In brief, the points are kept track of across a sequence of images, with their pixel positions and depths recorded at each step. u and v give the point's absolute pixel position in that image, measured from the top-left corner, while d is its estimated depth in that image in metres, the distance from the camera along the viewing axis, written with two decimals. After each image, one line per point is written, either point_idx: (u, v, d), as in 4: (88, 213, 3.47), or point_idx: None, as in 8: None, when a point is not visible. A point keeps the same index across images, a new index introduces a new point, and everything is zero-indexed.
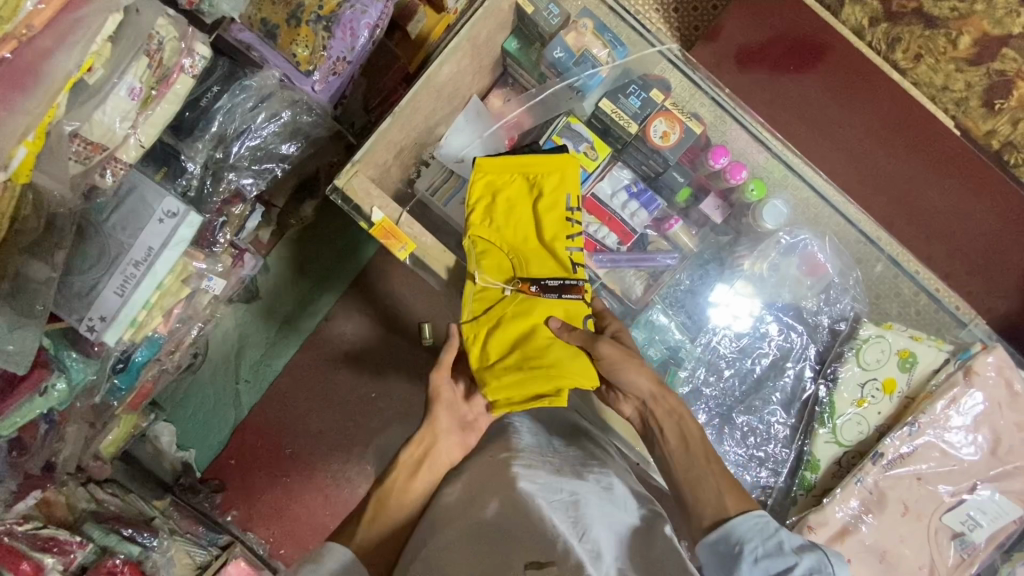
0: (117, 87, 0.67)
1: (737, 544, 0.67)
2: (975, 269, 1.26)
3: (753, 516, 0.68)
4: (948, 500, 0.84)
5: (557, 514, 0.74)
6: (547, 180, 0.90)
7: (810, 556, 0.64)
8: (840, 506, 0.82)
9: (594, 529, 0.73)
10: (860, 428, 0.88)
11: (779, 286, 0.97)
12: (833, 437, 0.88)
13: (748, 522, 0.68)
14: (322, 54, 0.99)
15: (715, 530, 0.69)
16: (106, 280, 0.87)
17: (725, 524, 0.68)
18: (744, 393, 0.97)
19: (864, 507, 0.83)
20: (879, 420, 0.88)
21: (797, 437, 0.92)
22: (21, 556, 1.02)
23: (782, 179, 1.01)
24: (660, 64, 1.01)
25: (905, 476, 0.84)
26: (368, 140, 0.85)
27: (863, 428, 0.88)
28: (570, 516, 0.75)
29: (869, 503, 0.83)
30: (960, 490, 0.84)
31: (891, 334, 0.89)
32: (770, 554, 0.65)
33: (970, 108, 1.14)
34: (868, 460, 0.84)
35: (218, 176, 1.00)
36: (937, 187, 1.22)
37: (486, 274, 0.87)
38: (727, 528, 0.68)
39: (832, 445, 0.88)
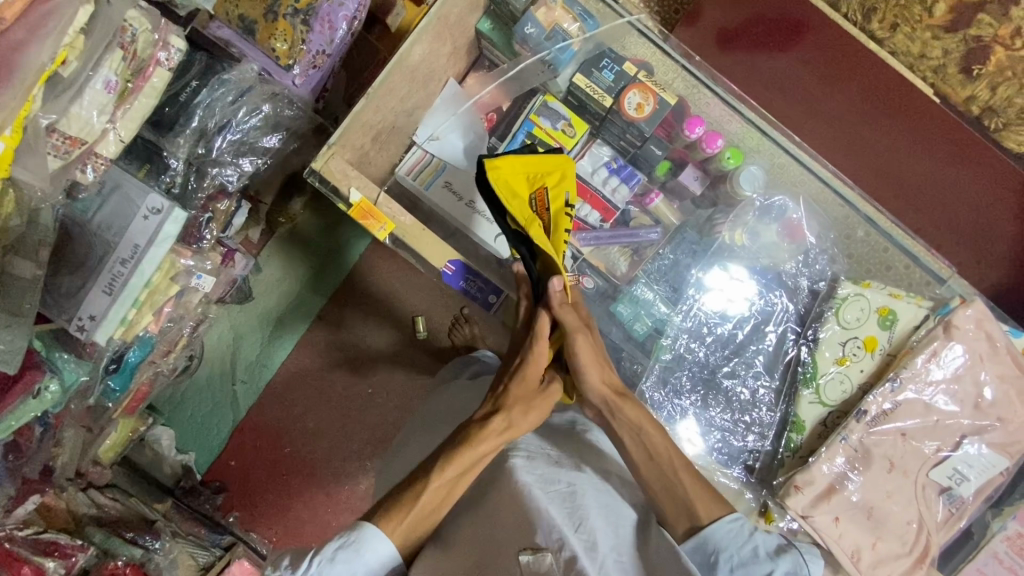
0: (93, 80, 0.68)
1: (712, 551, 0.70)
2: (964, 238, 1.26)
3: (726, 524, 0.72)
4: (934, 456, 0.85)
5: (553, 506, 0.73)
6: (554, 177, 0.84)
7: (785, 560, 0.67)
8: (827, 464, 0.83)
9: (591, 519, 0.72)
10: (844, 387, 0.88)
11: (763, 255, 0.97)
12: (817, 398, 0.88)
13: (722, 529, 0.71)
14: (302, 47, 1.00)
15: (690, 540, 0.72)
16: (94, 279, 0.88)
17: (701, 534, 0.71)
18: (726, 357, 0.96)
19: (850, 463, 0.83)
20: (862, 377, 0.88)
21: (782, 400, 0.92)
22: (23, 558, 1.04)
23: (757, 144, 1.02)
24: (630, 35, 1.01)
25: (890, 433, 0.85)
26: (343, 123, 0.86)
27: (847, 387, 0.88)
28: (567, 506, 0.73)
29: (856, 460, 0.84)
30: (945, 445, 0.86)
31: (871, 291, 0.89)
32: (745, 563, 0.68)
33: (948, 75, 1.14)
34: (852, 418, 0.84)
35: (202, 172, 0.99)
36: (923, 158, 1.23)
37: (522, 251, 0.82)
38: (703, 536, 0.71)
39: (817, 405, 0.88)
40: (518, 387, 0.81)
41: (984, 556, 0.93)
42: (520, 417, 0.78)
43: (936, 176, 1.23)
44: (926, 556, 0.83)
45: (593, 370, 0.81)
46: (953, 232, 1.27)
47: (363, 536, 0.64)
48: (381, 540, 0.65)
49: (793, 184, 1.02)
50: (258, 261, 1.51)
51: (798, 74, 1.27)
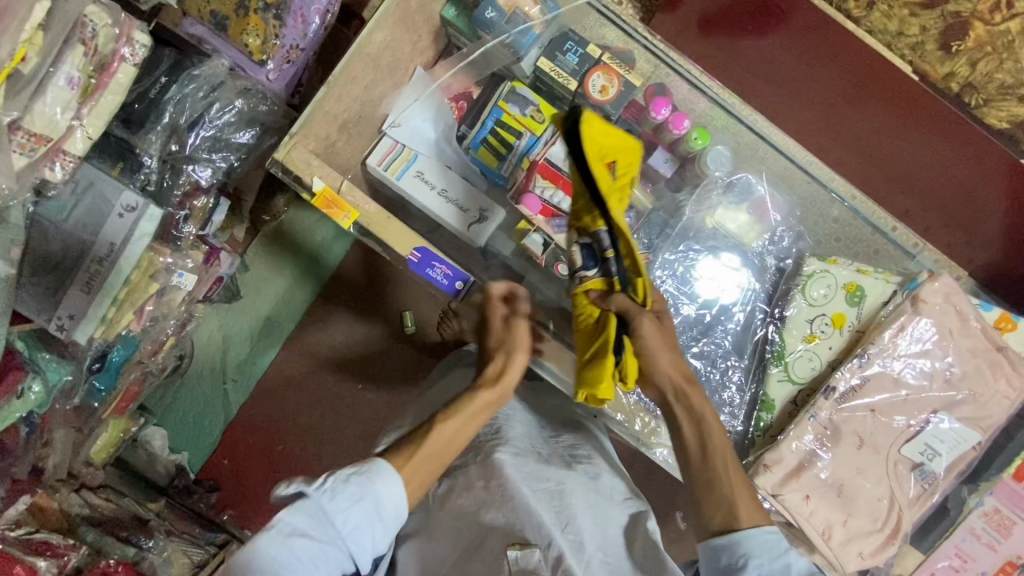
0: (55, 76, 0.68)
1: (741, 556, 0.65)
2: (951, 220, 1.27)
3: (766, 534, 0.66)
4: (906, 431, 0.85)
5: (541, 504, 0.75)
6: (623, 155, 0.83)
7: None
8: (797, 442, 0.83)
9: (577, 519, 0.75)
10: (813, 364, 0.88)
11: (736, 235, 0.97)
12: (786, 376, 0.88)
13: (760, 537, 0.66)
14: (276, 42, 1.01)
15: (719, 538, 0.67)
16: (72, 278, 0.88)
17: (733, 536, 0.66)
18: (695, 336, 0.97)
19: (819, 441, 0.83)
20: (831, 354, 0.88)
21: (753, 381, 0.92)
22: (13, 558, 1.03)
23: (724, 123, 1.03)
24: (590, 16, 1.02)
25: (860, 410, 0.84)
26: (305, 111, 0.86)
27: (816, 364, 0.88)
28: (554, 506, 0.76)
29: (825, 437, 0.84)
30: (916, 422, 0.86)
31: (836, 268, 0.90)
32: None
33: (927, 51, 1.13)
34: (820, 396, 0.84)
35: (176, 169, 0.99)
36: (907, 143, 1.21)
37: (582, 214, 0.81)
38: (733, 541, 0.66)
39: (786, 384, 0.88)
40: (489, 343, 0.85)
41: (962, 533, 0.93)
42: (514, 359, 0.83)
43: (925, 157, 1.21)
44: (898, 531, 0.84)
45: (662, 353, 0.77)
46: (940, 215, 1.28)
47: (374, 472, 0.64)
48: (389, 477, 0.64)
49: (758, 162, 1.03)
50: (244, 259, 1.53)
51: (780, 58, 1.25)
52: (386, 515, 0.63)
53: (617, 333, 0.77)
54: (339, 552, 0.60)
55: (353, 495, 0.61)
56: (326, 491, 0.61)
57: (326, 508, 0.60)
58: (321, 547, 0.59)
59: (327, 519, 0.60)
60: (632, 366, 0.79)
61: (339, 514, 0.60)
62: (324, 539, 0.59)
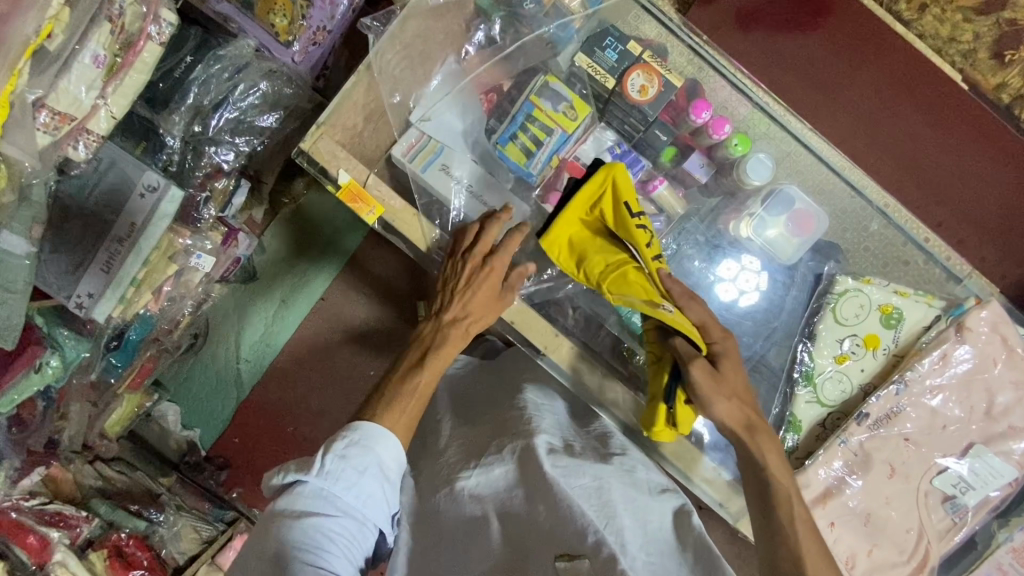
0: (81, 54, 0.67)
1: None
2: (990, 233, 1.21)
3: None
4: (938, 463, 0.83)
5: (581, 501, 0.76)
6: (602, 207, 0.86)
7: None
8: (824, 468, 0.81)
9: (617, 517, 0.75)
10: (842, 387, 0.86)
11: (771, 247, 0.94)
12: (814, 397, 0.87)
13: None
14: (302, 23, 1.02)
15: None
16: (92, 256, 0.88)
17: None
18: None
19: (848, 468, 0.82)
20: (862, 377, 0.87)
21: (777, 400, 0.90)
22: (26, 528, 1.06)
23: (765, 130, 1.00)
24: (633, 12, 1.00)
25: (892, 437, 0.83)
26: (332, 102, 0.86)
27: (846, 387, 0.87)
28: (595, 503, 0.76)
29: (855, 464, 0.82)
30: (950, 453, 0.84)
31: (871, 288, 0.88)
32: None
33: (977, 60, 1.10)
34: (853, 420, 0.83)
35: (198, 150, 0.97)
36: (944, 150, 1.19)
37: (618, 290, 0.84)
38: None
39: (814, 405, 0.87)
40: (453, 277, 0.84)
41: (987, 567, 0.91)
42: (468, 301, 0.83)
43: (963, 165, 1.19)
44: (923, 565, 0.82)
45: (717, 398, 0.75)
46: (976, 228, 1.21)
47: (367, 432, 0.70)
48: (388, 437, 0.71)
49: (800, 172, 1.00)
50: (261, 240, 1.52)
51: (821, 58, 1.20)
52: (389, 474, 0.71)
53: (672, 382, 0.80)
54: (358, 515, 0.68)
55: (360, 457, 0.69)
56: (330, 466, 0.67)
57: (333, 482, 0.67)
58: (343, 514, 0.67)
59: (331, 496, 0.66)
60: (684, 416, 0.81)
61: (350, 478, 0.67)
62: (343, 504, 0.67)
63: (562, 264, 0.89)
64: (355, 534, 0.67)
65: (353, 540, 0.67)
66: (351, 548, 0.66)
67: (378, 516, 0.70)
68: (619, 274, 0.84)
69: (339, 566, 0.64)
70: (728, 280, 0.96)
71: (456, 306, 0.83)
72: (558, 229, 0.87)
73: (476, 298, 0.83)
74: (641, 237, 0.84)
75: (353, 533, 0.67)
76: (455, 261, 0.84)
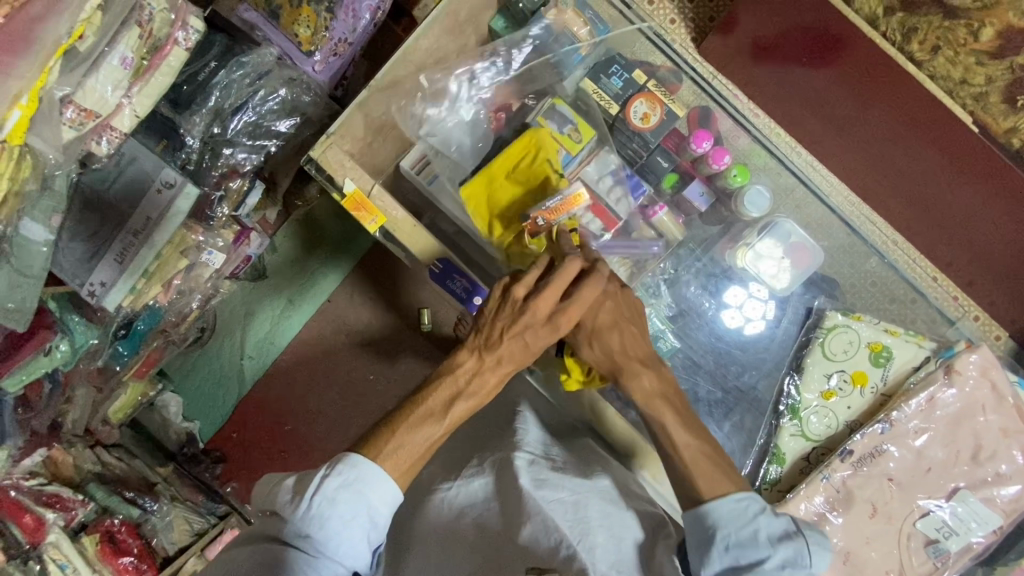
0: (110, 56, 0.70)
1: (711, 527, 0.70)
2: (996, 274, 1.24)
3: (730, 502, 0.71)
4: (922, 506, 0.82)
5: (557, 514, 0.77)
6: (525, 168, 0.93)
7: (786, 548, 0.69)
8: (805, 503, 0.81)
9: (592, 534, 0.76)
10: (828, 423, 0.86)
11: (765, 277, 0.97)
12: (800, 431, 0.87)
13: (727, 507, 0.71)
14: (325, 34, 1.04)
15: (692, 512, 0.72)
16: (108, 247, 0.91)
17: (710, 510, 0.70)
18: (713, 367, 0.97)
19: (830, 505, 0.81)
20: (849, 414, 0.86)
21: (764, 430, 0.90)
22: (23, 507, 1.12)
23: (764, 162, 1.02)
24: (637, 41, 1.05)
25: (876, 476, 0.82)
26: (344, 111, 0.88)
27: (831, 423, 0.86)
28: (569, 517, 0.77)
29: (837, 501, 0.81)
30: (935, 495, 0.83)
31: (861, 325, 0.89)
32: (743, 543, 0.69)
33: (990, 104, 1.02)
34: (836, 457, 0.82)
35: (216, 151, 1.01)
36: (955, 193, 1.17)
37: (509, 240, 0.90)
38: (702, 512, 0.71)
39: (798, 439, 0.86)
40: (506, 314, 0.74)
41: None
42: (519, 347, 0.74)
43: (973, 211, 1.17)
44: None
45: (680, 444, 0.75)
46: (986, 268, 1.26)
47: (362, 474, 0.66)
48: (384, 481, 0.67)
49: (800, 207, 1.02)
50: (273, 240, 1.54)
51: (832, 91, 1.21)
52: (377, 519, 0.67)
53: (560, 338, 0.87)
54: (338, 561, 0.65)
55: (348, 500, 0.65)
56: (316, 508, 0.65)
57: (315, 522, 0.64)
58: (320, 554, 0.64)
59: (313, 537, 0.64)
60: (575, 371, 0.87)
61: (333, 520, 0.65)
62: (323, 544, 0.64)
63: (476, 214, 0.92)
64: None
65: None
66: None
67: (359, 560, 0.67)
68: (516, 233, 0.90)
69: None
70: (734, 308, 0.98)
71: (503, 351, 0.74)
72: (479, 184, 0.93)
73: (526, 349, 0.75)
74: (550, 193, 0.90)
75: None
76: (514, 299, 0.75)
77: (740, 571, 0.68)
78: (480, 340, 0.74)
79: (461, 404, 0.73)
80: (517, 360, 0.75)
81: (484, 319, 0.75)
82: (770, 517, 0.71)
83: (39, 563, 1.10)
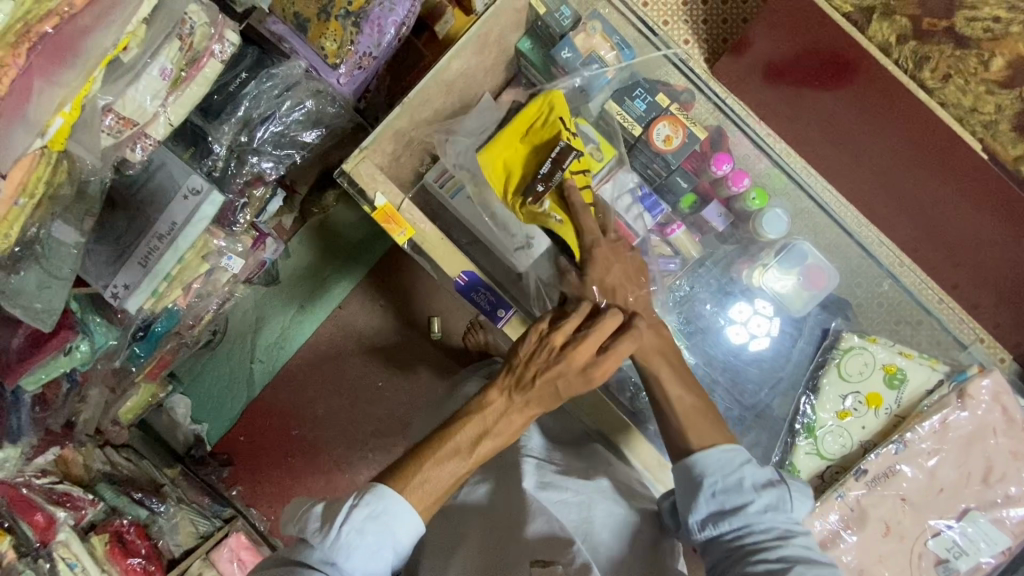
0: (150, 67, 0.72)
1: (698, 474, 0.75)
2: (1002, 298, 1.26)
3: (719, 452, 0.75)
4: (933, 525, 0.83)
5: (558, 511, 0.83)
6: (540, 129, 0.94)
7: (769, 495, 0.72)
8: (820, 521, 0.82)
9: (595, 533, 0.82)
10: (842, 442, 0.88)
11: (781, 298, 0.99)
12: (814, 450, 0.88)
13: (713, 457, 0.75)
14: (350, 48, 1.05)
15: (681, 461, 0.77)
16: (135, 245, 0.92)
17: (694, 459, 0.75)
18: (725, 383, 0.99)
19: (844, 522, 0.82)
20: (863, 434, 0.88)
21: (777, 450, 0.92)
22: (35, 505, 1.12)
23: (783, 187, 1.06)
24: (663, 67, 1.09)
25: (889, 497, 0.83)
26: (376, 129, 0.91)
27: (845, 441, 0.88)
28: (576, 516, 0.83)
29: (851, 519, 0.83)
30: (946, 515, 0.84)
31: (877, 347, 0.90)
32: (728, 489, 0.73)
33: (999, 131, 1.06)
34: (850, 475, 0.84)
35: (242, 159, 1.04)
36: (963, 217, 1.18)
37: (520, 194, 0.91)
38: (691, 461, 0.76)
39: (813, 457, 0.88)
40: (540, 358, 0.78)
41: None
42: (547, 392, 0.77)
43: (980, 234, 1.18)
44: None
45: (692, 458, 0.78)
46: (991, 291, 1.27)
47: (390, 505, 0.68)
48: (411, 514, 0.69)
49: (816, 230, 1.05)
50: (287, 246, 1.56)
51: (841, 113, 1.23)
52: (401, 550, 0.69)
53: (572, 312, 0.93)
54: None
55: (374, 531, 0.67)
56: (344, 537, 0.65)
57: (342, 551, 0.65)
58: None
59: (338, 566, 0.65)
60: None
61: (358, 551, 0.66)
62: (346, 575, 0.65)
63: (492, 172, 0.93)
64: None
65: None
66: None
67: None
68: (524, 186, 0.91)
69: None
70: (739, 323, 1.00)
71: (532, 394, 0.77)
72: (496, 142, 0.93)
73: (553, 393, 0.78)
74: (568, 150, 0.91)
75: None
76: (550, 346, 0.78)
77: (725, 515, 0.73)
78: (511, 379, 0.77)
79: (491, 441, 0.75)
80: (544, 404, 0.78)
81: (517, 359, 0.78)
82: (755, 467, 0.74)
83: (49, 562, 1.09)
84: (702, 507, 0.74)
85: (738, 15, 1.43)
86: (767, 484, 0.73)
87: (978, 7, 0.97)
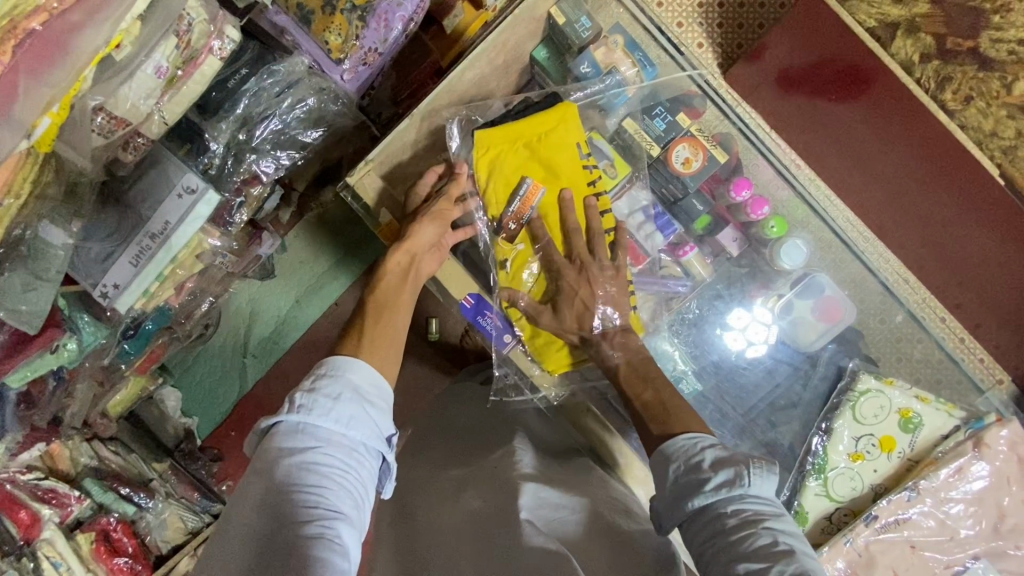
0: (145, 65, 0.68)
1: (664, 460, 0.75)
2: (1006, 321, 1.22)
3: (683, 438, 0.76)
4: (940, 572, 0.89)
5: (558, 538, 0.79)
6: (548, 139, 0.95)
7: (725, 471, 0.69)
8: (827, 566, 0.88)
9: None
10: (853, 484, 0.94)
11: (790, 330, 1.04)
12: (824, 491, 0.94)
13: (677, 443, 0.76)
14: (355, 42, 0.99)
15: (654, 453, 0.78)
16: (123, 248, 0.88)
17: (661, 445, 0.77)
18: (723, 396, 1.04)
19: (850, 568, 0.88)
20: (875, 477, 0.94)
21: (787, 488, 0.97)
22: (19, 503, 1.10)
23: (804, 217, 1.08)
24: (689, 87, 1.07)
25: (898, 543, 0.89)
26: (385, 138, 0.94)
27: (857, 485, 0.94)
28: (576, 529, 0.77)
29: (858, 565, 0.88)
30: (955, 564, 0.89)
31: (892, 391, 0.96)
32: (687, 471, 0.72)
33: (1018, 158, 1.04)
34: (861, 521, 0.89)
35: (240, 157, 1.00)
36: (975, 237, 1.14)
37: (498, 203, 0.96)
38: (662, 447, 0.77)
39: (823, 498, 0.94)
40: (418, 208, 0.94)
41: None
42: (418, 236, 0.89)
43: (990, 256, 1.14)
44: None
45: None
46: (994, 313, 1.23)
47: (336, 364, 0.72)
48: (363, 366, 0.73)
49: (838, 262, 1.07)
50: (284, 239, 1.52)
51: (855, 127, 1.19)
52: (370, 399, 0.72)
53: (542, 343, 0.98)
54: (345, 442, 0.68)
55: (330, 400, 0.69)
56: (303, 402, 0.68)
57: (306, 420, 0.67)
58: (330, 453, 0.66)
59: (309, 428, 0.67)
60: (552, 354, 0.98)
61: (326, 419, 0.68)
62: (328, 442, 0.67)
63: (481, 161, 0.95)
64: (344, 462, 0.67)
65: (348, 472, 0.67)
66: (345, 477, 0.66)
67: (368, 438, 0.70)
68: (507, 199, 0.95)
69: (336, 499, 0.64)
70: (737, 330, 1.05)
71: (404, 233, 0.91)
72: (493, 138, 0.94)
73: (427, 233, 0.90)
74: (582, 176, 0.96)
75: (338, 462, 0.66)
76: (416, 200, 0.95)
77: (686, 495, 0.70)
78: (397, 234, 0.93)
79: (381, 288, 0.86)
80: (421, 246, 0.89)
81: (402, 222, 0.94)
82: (716, 448, 0.73)
83: (32, 561, 1.08)
84: (667, 488, 0.73)
85: (755, 19, 1.39)
86: (722, 460, 0.70)
87: (1005, 29, 0.99)
